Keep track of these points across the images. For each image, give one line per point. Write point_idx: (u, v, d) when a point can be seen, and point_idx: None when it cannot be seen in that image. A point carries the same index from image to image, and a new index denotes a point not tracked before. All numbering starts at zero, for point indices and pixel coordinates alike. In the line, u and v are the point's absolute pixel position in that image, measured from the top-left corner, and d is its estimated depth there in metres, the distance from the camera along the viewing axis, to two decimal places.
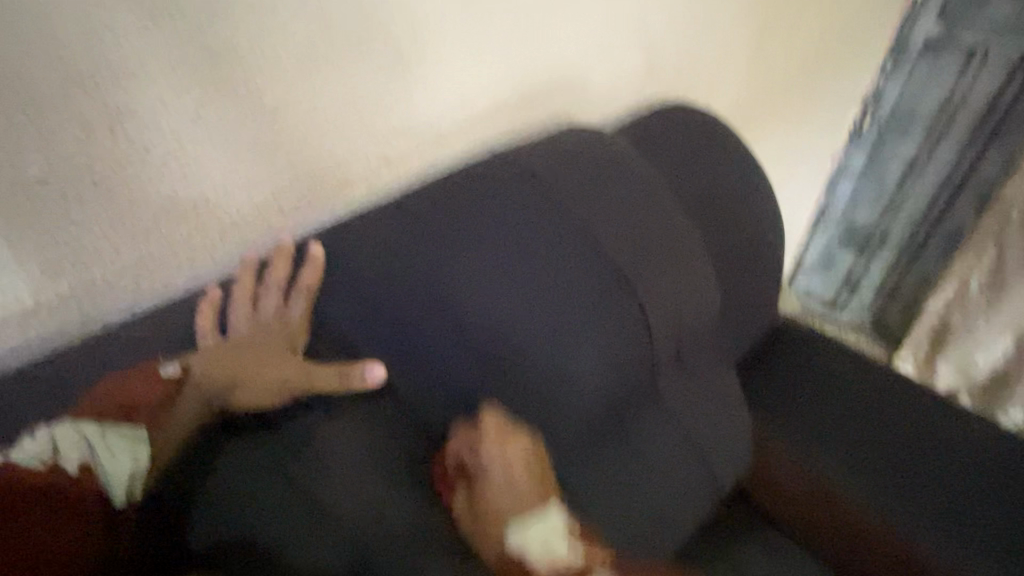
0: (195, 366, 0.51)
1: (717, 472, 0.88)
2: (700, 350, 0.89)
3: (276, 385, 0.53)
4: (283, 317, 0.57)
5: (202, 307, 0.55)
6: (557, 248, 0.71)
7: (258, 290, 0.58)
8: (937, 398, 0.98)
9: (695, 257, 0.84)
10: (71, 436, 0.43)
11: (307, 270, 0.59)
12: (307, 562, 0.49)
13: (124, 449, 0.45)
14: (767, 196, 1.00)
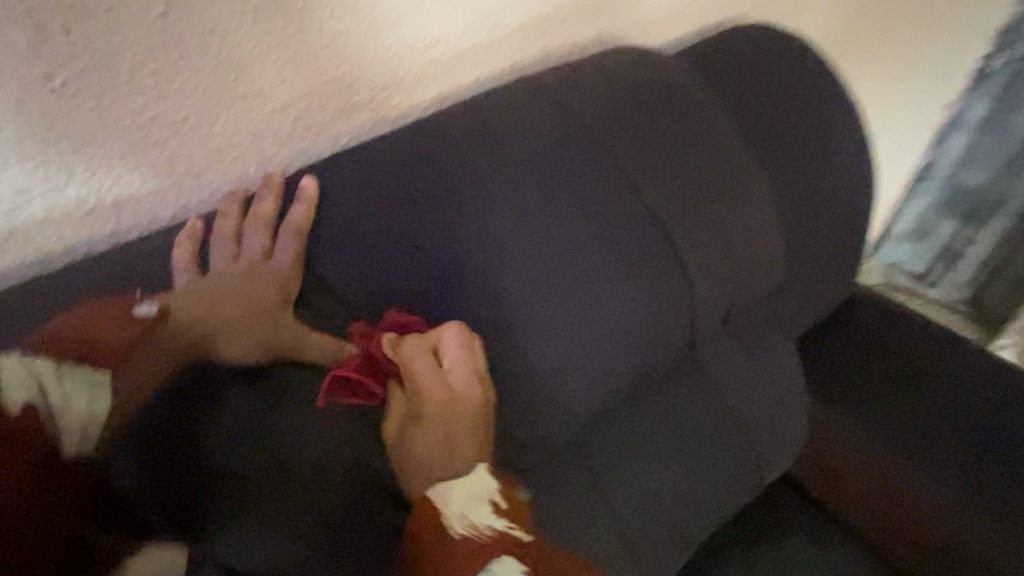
0: (171, 304, 0.47)
1: (761, 457, 0.78)
2: (754, 319, 0.77)
3: (255, 331, 0.49)
4: (269, 258, 0.52)
5: (181, 243, 0.51)
6: (586, 193, 0.61)
7: (244, 226, 0.53)
8: None
9: (757, 211, 0.71)
10: (20, 374, 0.38)
11: (297, 208, 0.54)
12: (280, 522, 0.46)
13: (82, 391, 0.40)
14: (857, 140, 0.83)
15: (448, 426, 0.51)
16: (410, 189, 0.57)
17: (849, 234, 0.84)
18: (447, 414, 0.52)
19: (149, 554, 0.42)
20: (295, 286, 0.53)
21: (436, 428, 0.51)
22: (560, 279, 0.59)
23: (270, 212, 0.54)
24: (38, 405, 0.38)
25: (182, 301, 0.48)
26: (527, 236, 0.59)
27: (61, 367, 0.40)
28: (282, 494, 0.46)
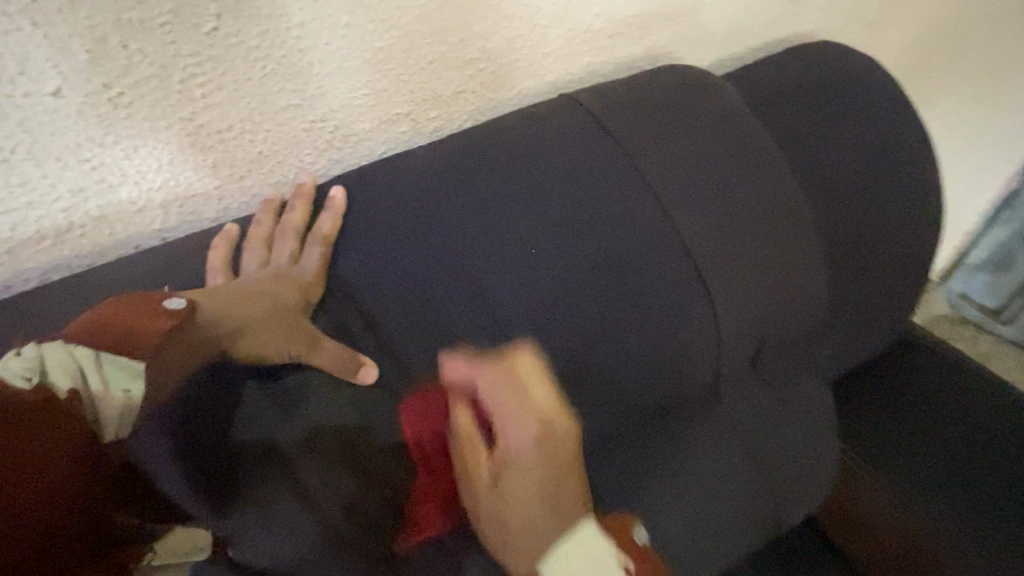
0: (201, 302, 0.48)
1: (784, 502, 0.74)
2: (789, 359, 0.73)
3: (278, 337, 0.50)
4: (295, 264, 0.54)
5: (216, 245, 0.53)
6: (618, 221, 0.60)
7: (275, 232, 0.55)
8: None
9: (802, 248, 0.67)
10: (65, 362, 0.40)
11: (326, 217, 0.56)
12: (287, 527, 0.47)
13: (121, 381, 0.41)
14: (925, 175, 0.77)
15: (555, 476, 0.47)
16: (438, 206, 0.57)
17: (907, 275, 0.78)
18: (554, 445, 0.46)
19: (172, 540, 0.44)
20: (317, 293, 0.54)
21: (538, 498, 0.47)
22: (582, 307, 0.58)
23: (299, 219, 0.56)
24: (79, 391, 0.39)
25: (211, 301, 0.49)
26: (551, 261, 0.58)
27: (101, 353, 0.41)
28: (292, 498, 0.47)
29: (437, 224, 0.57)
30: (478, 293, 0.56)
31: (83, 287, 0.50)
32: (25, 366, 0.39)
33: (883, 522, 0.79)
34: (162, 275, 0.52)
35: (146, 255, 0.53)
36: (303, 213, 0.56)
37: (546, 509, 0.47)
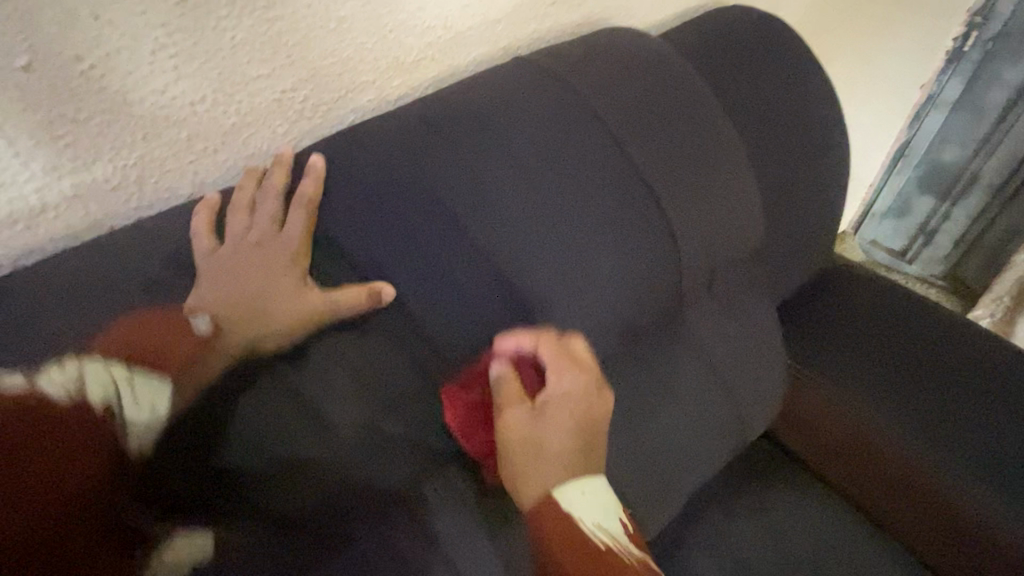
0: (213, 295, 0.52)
1: (747, 413, 0.83)
2: (738, 284, 0.82)
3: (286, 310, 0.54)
4: (280, 231, 0.56)
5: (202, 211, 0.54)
6: (581, 166, 0.66)
7: (257, 198, 0.57)
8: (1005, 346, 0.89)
9: (739, 180, 0.76)
10: (102, 375, 0.47)
11: (308, 181, 0.58)
12: (341, 485, 0.52)
13: (147, 398, 0.49)
14: (834, 115, 0.88)
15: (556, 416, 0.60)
16: (414, 164, 0.61)
17: (827, 204, 0.89)
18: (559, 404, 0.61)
19: (184, 538, 0.48)
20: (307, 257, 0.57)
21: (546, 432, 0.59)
22: (557, 246, 0.63)
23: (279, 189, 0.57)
24: (111, 407, 0.47)
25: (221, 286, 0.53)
26: (525, 206, 0.63)
27: (127, 370, 0.48)
28: (335, 461, 0.52)
29: (415, 180, 0.61)
30: (460, 241, 0.61)
31: (67, 265, 0.50)
32: (63, 386, 0.45)
33: (828, 421, 0.90)
34: (149, 247, 0.53)
35: (129, 231, 0.53)
36: (284, 182, 0.58)
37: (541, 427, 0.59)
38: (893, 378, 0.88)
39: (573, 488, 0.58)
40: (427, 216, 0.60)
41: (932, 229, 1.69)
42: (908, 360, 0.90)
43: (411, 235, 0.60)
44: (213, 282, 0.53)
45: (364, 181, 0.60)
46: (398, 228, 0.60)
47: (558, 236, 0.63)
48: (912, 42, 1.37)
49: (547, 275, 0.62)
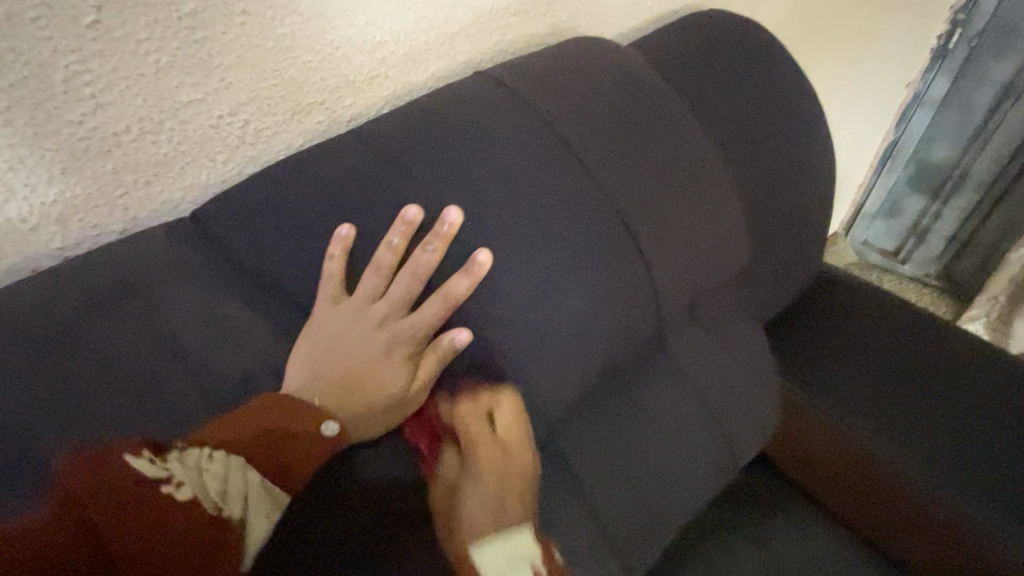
0: (328, 374, 0.55)
1: (737, 439, 0.79)
2: (722, 302, 0.77)
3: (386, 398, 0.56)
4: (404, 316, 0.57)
5: (331, 262, 0.55)
6: (547, 187, 0.61)
7: (367, 270, 0.56)
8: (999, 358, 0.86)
9: (718, 193, 0.72)
10: (236, 479, 0.48)
11: (463, 278, 0.56)
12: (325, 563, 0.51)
13: (265, 504, 0.49)
14: (817, 121, 0.84)
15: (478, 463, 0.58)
16: (366, 191, 0.57)
17: (814, 213, 0.85)
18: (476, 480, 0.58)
19: None
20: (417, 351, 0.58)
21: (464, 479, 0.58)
22: (523, 275, 0.59)
23: (417, 261, 0.56)
24: (232, 518, 0.47)
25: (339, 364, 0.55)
26: (488, 233, 0.59)
27: (247, 468, 0.48)
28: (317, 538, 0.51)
29: (368, 209, 0.56)
30: (418, 272, 0.56)
31: None
32: (187, 467, 0.46)
33: (820, 443, 0.85)
34: (71, 293, 0.49)
35: (54, 276, 0.50)
36: (433, 262, 0.56)
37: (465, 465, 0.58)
38: (886, 395, 0.85)
39: (486, 543, 0.54)
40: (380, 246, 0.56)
41: (923, 229, 1.66)
42: (900, 375, 0.86)
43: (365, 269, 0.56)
44: (338, 343, 0.55)
45: (312, 210, 0.56)
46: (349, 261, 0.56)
47: (523, 263, 0.59)
48: (896, 42, 1.34)
49: (514, 306, 0.59)
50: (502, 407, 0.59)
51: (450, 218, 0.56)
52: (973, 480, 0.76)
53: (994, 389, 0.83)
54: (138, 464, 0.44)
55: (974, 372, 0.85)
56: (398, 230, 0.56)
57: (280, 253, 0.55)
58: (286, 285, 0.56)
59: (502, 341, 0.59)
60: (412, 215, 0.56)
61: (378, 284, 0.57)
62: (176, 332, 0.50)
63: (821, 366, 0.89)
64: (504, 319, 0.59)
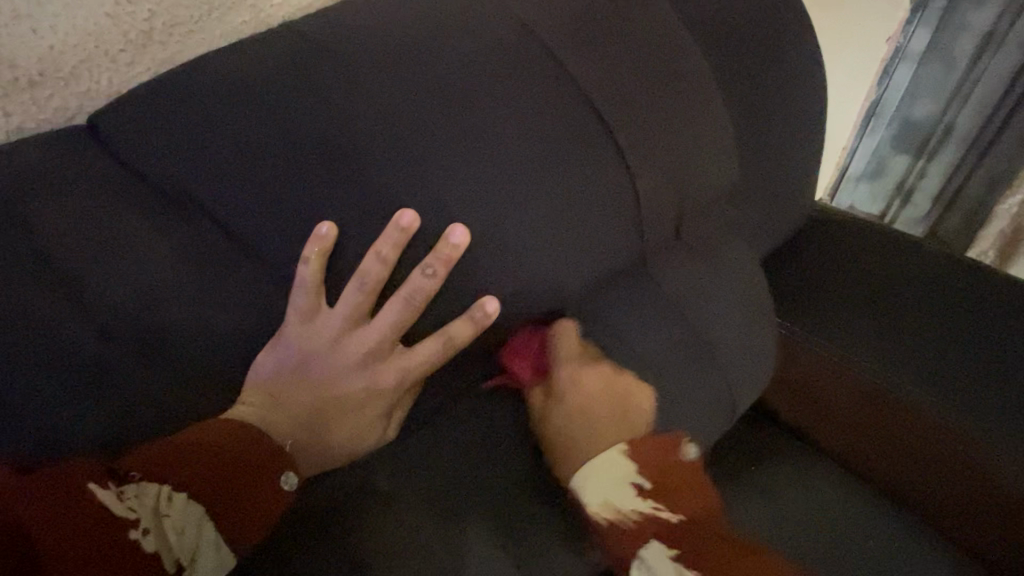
0: (297, 400, 0.50)
1: (742, 382, 0.71)
2: (714, 230, 0.70)
3: (355, 441, 0.51)
4: (388, 351, 0.51)
5: (305, 266, 0.47)
6: (512, 90, 0.54)
7: (351, 286, 0.49)
8: (999, 286, 0.82)
9: (705, 104, 0.65)
10: (190, 529, 0.42)
11: (465, 327, 0.51)
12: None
13: (212, 565, 0.42)
14: (808, 35, 0.77)
15: (608, 422, 0.58)
16: (296, 89, 0.49)
17: (808, 137, 0.79)
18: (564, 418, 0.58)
19: None
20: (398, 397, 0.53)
21: (565, 431, 0.58)
22: (487, 187, 0.52)
23: (413, 288, 0.49)
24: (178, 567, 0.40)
25: (307, 392, 0.51)
26: (445, 138, 0.51)
27: (207, 521, 0.42)
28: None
29: (298, 109, 0.48)
30: (362, 182, 0.48)
31: None
32: (146, 508, 0.40)
33: (825, 384, 0.79)
34: None
35: None
36: (432, 284, 0.49)
37: (584, 384, 0.58)
38: (889, 330, 0.79)
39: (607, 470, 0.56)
40: (315, 152, 0.48)
41: (909, 188, 1.61)
42: (902, 309, 0.81)
43: (294, 179, 0.47)
44: (316, 357, 0.50)
45: (232, 112, 0.47)
46: (277, 171, 0.47)
47: (485, 173, 0.52)
48: None
49: (478, 222, 0.51)
50: (644, 397, 0.60)
51: (454, 238, 0.49)
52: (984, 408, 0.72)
53: (997, 317, 0.79)
54: (104, 495, 0.37)
55: (975, 302, 0.81)
56: (388, 237, 0.48)
57: (192, 163, 0.46)
58: (199, 202, 0.46)
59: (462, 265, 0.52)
60: (406, 220, 0.48)
61: (360, 306, 0.49)
62: (73, 256, 0.42)
63: (822, 304, 0.82)
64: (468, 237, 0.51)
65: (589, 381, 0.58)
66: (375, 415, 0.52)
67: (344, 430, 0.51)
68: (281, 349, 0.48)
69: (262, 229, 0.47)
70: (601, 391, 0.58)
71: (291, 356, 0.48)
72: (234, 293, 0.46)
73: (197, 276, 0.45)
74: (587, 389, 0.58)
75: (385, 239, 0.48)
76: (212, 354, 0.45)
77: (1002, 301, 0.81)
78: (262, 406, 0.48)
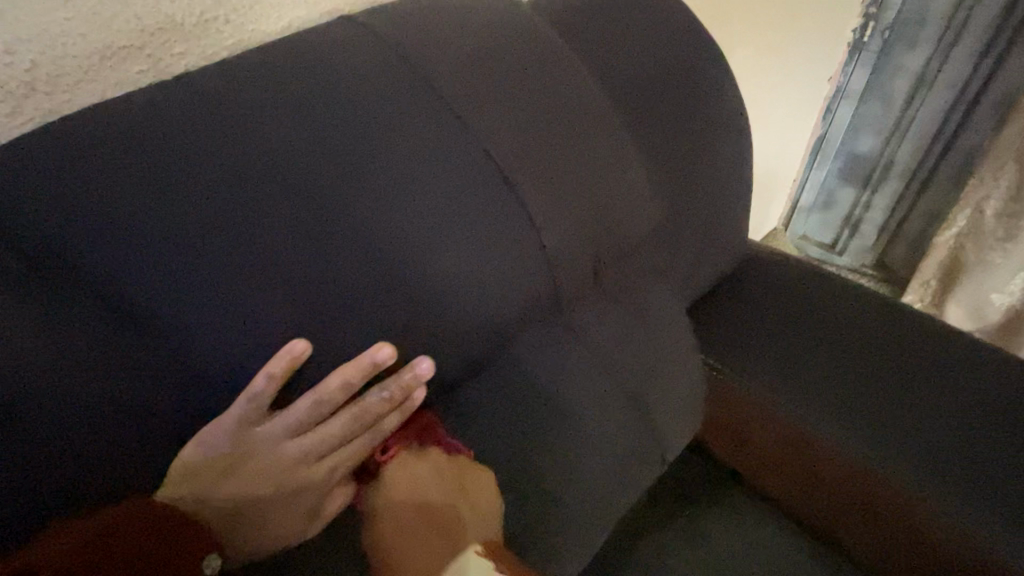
0: (222, 492, 0.50)
1: (671, 424, 0.70)
2: (638, 274, 0.71)
3: (280, 527, 0.52)
4: (310, 444, 0.53)
5: (249, 387, 0.48)
6: (416, 142, 0.54)
7: (252, 409, 0.49)
8: (914, 321, 0.85)
9: (618, 152, 0.66)
10: None
11: (383, 406, 0.54)
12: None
13: None
14: (727, 81, 0.79)
15: (436, 485, 0.55)
16: (182, 144, 0.47)
17: (730, 180, 0.81)
18: (414, 487, 0.55)
19: None
20: (322, 475, 0.54)
21: (408, 535, 0.52)
22: (386, 243, 0.51)
23: (367, 402, 0.54)
24: None
25: (234, 484, 0.51)
26: (342, 196, 0.50)
27: None
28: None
29: (183, 164, 0.46)
30: (251, 239, 0.47)
31: None
32: None
33: (751, 423, 0.81)
34: None
35: None
36: (385, 405, 0.54)
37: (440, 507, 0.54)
38: (811, 368, 0.81)
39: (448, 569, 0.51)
40: (200, 212, 0.46)
41: (856, 220, 1.66)
42: (826, 348, 0.83)
43: (176, 238, 0.45)
44: (253, 448, 0.51)
45: (111, 169, 0.45)
46: (156, 231, 0.45)
47: (385, 227, 0.51)
48: (822, 25, 1.32)
49: (377, 277, 0.51)
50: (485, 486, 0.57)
51: (380, 355, 0.51)
52: (905, 449, 0.73)
53: (914, 353, 0.81)
54: None
55: (894, 337, 0.83)
56: (282, 369, 0.48)
57: (65, 225, 0.43)
58: (72, 268, 0.44)
59: (360, 325, 0.51)
60: (298, 349, 0.48)
61: (312, 409, 0.52)
62: None
63: (749, 344, 0.84)
64: (369, 292, 0.51)
65: (429, 478, 0.55)
66: (300, 513, 0.52)
67: (275, 511, 0.52)
68: (215, 439, 0.48)
69: (140, 292, 0.44)
70: (422, 485, 0.55)
71: (226, 444, 0.49)
72: (108, 366, 0.44)
73: (68, 348, 0.43)
74: (424, 488, 0.55)
75: (357, 364, 0.51)
76: (85, 432, 0.44)
77: (916, 335, 0.83)
78: (189, 489, 0.48)
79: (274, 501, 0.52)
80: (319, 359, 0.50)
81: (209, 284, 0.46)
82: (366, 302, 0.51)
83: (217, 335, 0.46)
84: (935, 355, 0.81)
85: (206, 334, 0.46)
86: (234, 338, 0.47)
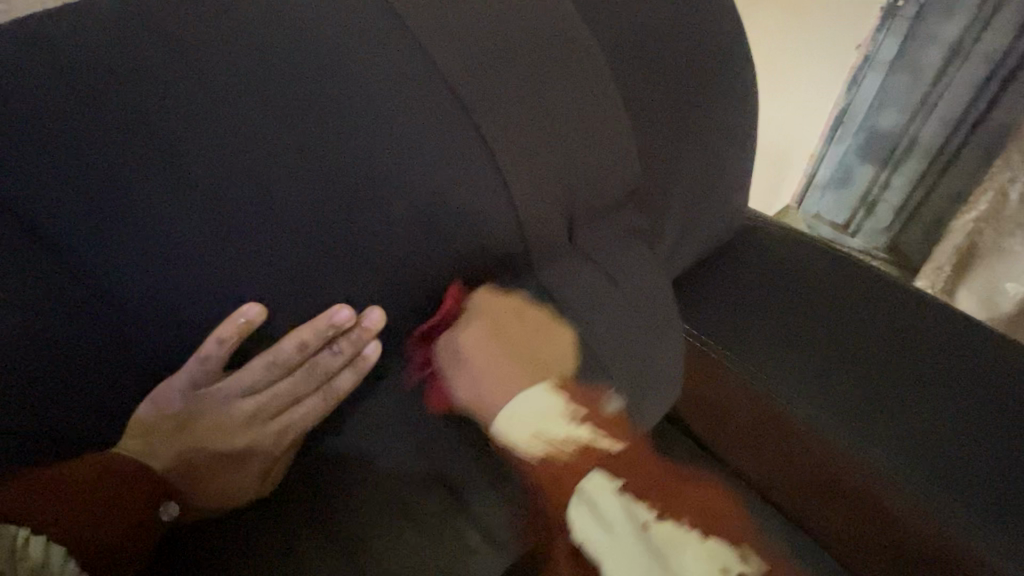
0: (180, 446, 0.50)
1: (645, 398, 0.67)
2: (620, 237, 0.66)
3: (237, 486, 0.51)
4: (264, 402, 0.51)
5: (203, 347, 0.46)
6: (376, 76, 0.49)
7: (205, 369, 0.47)
8: (911, 304, 0.81)
9: (602, 102, 0.61)
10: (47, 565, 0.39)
11: (339, 363, 0.52)
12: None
13: None
14: (732, 34, 0.73)
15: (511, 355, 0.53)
16: (109, 58, 0.42)
17: (729, 143, 0.75)
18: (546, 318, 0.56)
19: None
20: (277, 434, 0.52)
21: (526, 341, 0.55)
22: (337, 185, 0.47)
23: (320, 359, 0.51)
24: None
25: (195, 438, 0.50)
26: (292, 135, 0.46)
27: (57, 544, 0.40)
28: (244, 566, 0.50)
29: (110, 80, 0.42)
30: (187, 172, 0.43)
31: None
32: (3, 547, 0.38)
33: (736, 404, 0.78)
34: None
35: None
36: (340, 361, 0.52)
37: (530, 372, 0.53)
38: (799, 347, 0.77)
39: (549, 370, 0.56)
40: (133, 142, 0.42)
41: (873, 199, 1.59)
42: (816, 326, 0.79)
43: (102, 163, 0.41)
44: (208, 407, 0.50)
45: (26, 78, 0.40)
46: (79, 153, 0.41)
47: (336, 168, 0.47)
48: None
49: (326, 221, 0.47)
50: (568, 344, 0.58)
51: (339, 317, 0.49)
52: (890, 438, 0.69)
53: (907, 337, 0.77)
54: None
55: (888, 320, 0.79)
56: (235, 333, 0.46)
57: None
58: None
59: (313, 277, 0.48)
60: (251, 314, 0.46)
61: (266, 368, 0.50)
62: None
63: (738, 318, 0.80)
64: (317, 237, 0.47)
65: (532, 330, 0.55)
66: (256, 470, 0.52)
67: (235, 467, 0.51)
68: (169, 397, 0.47)
69: (64, 220, 0.41)
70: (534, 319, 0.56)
71: (180, 402, 0.48)
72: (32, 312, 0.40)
73: None
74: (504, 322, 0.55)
75: (314, 327, 0.49)
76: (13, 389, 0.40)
77: (911, 319, 0.79)
78: (150, 444, 0.48)
79: (230, 457, 0.51)
80: (272, 318, 0.48)
81: (144, 223, 0.42)
82: (315, 249, 0.48)
83: (150, 277, 0.43)
84: (928, 340, 0.77)
85: (140, 273, 0.43)
86: (167, 277, 0.43)
